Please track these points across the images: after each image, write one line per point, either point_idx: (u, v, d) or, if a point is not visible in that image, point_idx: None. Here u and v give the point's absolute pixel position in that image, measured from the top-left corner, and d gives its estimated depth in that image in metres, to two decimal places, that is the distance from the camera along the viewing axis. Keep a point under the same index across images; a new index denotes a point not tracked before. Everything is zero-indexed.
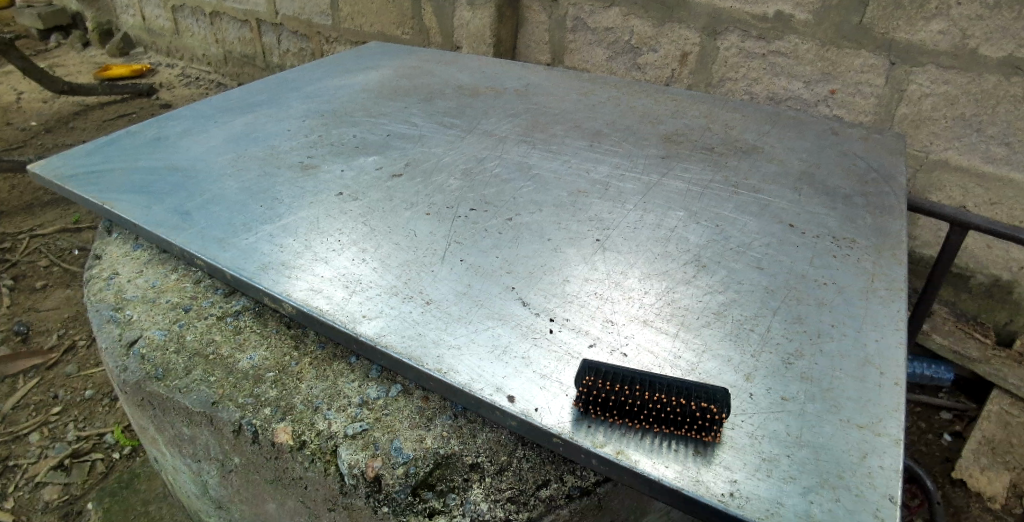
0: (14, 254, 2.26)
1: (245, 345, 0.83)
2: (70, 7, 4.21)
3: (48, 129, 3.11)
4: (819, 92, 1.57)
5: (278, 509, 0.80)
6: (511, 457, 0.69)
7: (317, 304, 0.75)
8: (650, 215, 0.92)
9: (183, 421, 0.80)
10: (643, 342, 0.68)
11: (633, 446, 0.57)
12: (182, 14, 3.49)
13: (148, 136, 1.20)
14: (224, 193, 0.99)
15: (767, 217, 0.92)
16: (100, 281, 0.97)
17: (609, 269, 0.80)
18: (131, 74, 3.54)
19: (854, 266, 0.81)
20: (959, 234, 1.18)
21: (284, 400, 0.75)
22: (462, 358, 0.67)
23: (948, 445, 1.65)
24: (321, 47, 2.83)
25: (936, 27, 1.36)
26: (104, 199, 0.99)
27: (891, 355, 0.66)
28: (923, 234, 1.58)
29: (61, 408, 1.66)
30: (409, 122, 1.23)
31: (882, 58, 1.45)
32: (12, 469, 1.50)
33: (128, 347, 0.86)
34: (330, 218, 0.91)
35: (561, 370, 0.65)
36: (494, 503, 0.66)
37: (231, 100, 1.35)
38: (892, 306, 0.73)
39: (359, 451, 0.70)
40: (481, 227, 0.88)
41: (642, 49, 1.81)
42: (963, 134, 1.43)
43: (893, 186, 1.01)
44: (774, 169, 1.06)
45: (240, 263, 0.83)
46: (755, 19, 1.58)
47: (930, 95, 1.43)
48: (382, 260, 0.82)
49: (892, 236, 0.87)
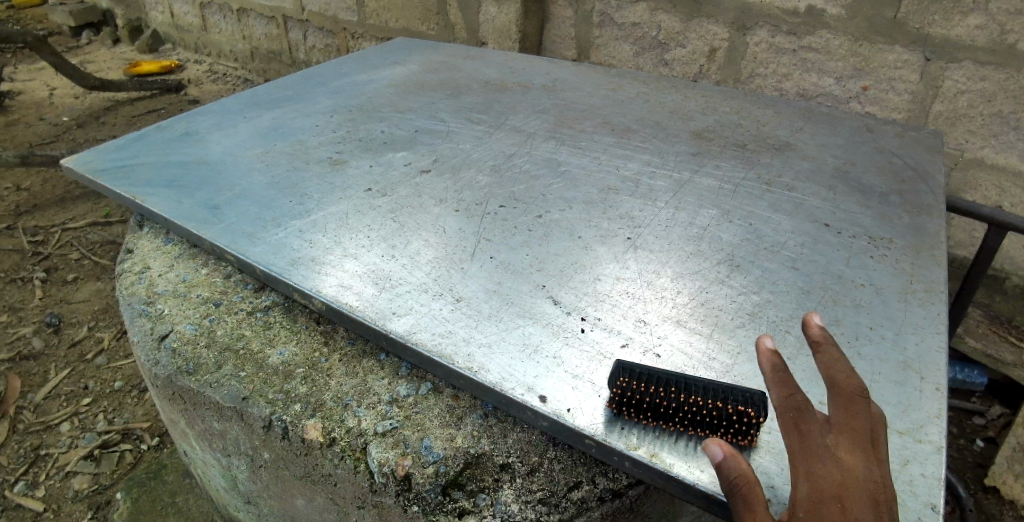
0: (46, 246, 2.32)
1: (275, 340, 0.83)
2: (100, 5, 4.30)
3: (79, 124, 3.18)
4: (850, 88, 1.54)
5: (307, 505, 0.80)
6: (543, 458, 0.68)
7: (346, 300, 0.75)
8: (682, 213, 0.90)
9: (214, 415, 0.80)
10: (677, 343, 0.66)
11: (668, 449, 0.56)
12: (209, 10, 3.54)
13: (177, 131, 1.21)
14: (252, 187, 1.00)
15: (801, 215, 0.90)
16: (131, 275, 0.98)
17: (640, 268, 0.78)
18: (161, 70, 3.62)
19: (891, 267, 0.78)
20: (996, 236, 1.14)
21: (314, 396, 0.76)
22: (492, 356, 0.66)
23: (981, 451, 1.61)
24: (347, 42, 2.85)
25: (973, 22, 1.31)
26: (134, 193, 1.00)
27: (932, 359, 0.64)
28: (957, 234, 1.54)
29: (91, 399, 1.70)
30: (437, 117, 1.23)
31: (917, 54, 1.41)
32: (43, 458, 1.54)
33: (159, 341, 0.86)
34: (359, 214, 0.91)
35: (594, 371, 0.64)
36: (525, 504, 0.65)
37: (258, 95, 1.36)
38: (931, 308, 0.71)
39: (389, 449, 0.69)
40: (511, 224, 0.87)
41: (670, 44, 1.78)
42: (1000, 131, 1.37)
43: (930, 184, 0.98)
44: (807, 166, 1.03)
45: (271, 258, 0.83)
46: (786, 14, 1.55)
47: (966, 92, 1.38)
48: (412, 257, 0.81)
49: (930, 236, 0.85)
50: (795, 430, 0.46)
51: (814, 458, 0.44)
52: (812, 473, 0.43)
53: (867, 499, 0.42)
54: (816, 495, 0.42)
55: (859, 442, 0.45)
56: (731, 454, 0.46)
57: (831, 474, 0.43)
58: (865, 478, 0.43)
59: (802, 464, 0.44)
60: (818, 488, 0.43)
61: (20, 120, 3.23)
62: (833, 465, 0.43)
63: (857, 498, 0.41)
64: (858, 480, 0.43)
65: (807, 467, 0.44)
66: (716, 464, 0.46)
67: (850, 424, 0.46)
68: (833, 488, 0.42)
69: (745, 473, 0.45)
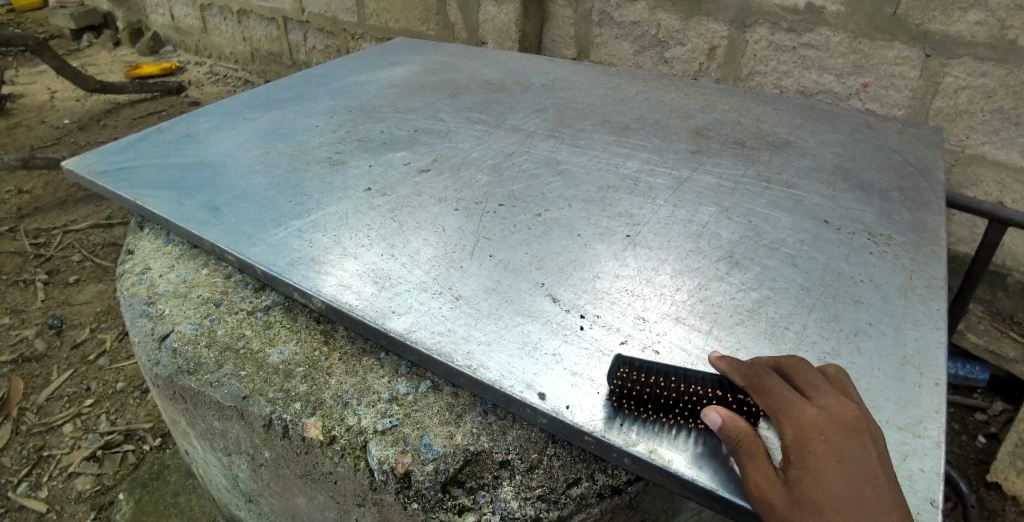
0: (48, 248, 2.32)
1: (275, 339, 0.84)
2: (101, 8, 4.32)
3: (80, 126, 3.19)
4: (850, 85, 1.53)
5: (308, 504, 0.81)
6: (542, 455, 0.68)
7: (346, 299, 0.75)
8: (681, 211, 0.90)
9: (215, 414, 0.81)
10: (676, 340, 0.67)
11: (666, 445, 0.56)
12: (209, 12, 3.54)
13: (178, 132, 1.22)
14: (253, 188, 1.00)
15: (800, 212, 0.90)
16: (132, 276, 0.98)
17: (639, 265, 0.79)
18: (161, 72, 3.63)
19: (891, 263, 0.78)
20: (997, 232, 1.13)
21: (314, 395, 0.76)
22: (492, 354, 0.66)
23: (983, 448, 1.61)
24: (347, 43, 2.85)
25: (973, 18, 1.31)
26: (136, 194, 1.01)
27: (932, 355, 0.64)
28: (959, 231, 1.53)
29: (93, 400, 1.71)
30: (437, 117, 1.23)
31: (917, 50, 1.40)
32: (46, 459, 1.54)
33: (160, 341, 0.87)
34: (358, 214, 0.91)
35: (594, 367, 0.64)
36: (524, 501, 0.65)
37: (259, 96, 1.36)
38: (931, 304, 0.71)
39: (389, 446, 0.69)
40: (510, 222, 0.88)
41: (670, 42, 1.78)
42: (1001, 128, 1.37)
43: (930, 181, 0.98)
44: (808, 163, 1.03)
45: (271, 258, 0.83)
46: (785, 11, 1.55)
47: (967, 88, 1.38)
48: (411, 256, 0.82)
49: (930, 232, 0.85)
50: (764, 396, 0.52)
51: (789, 407, 0.50)
52: (792, 421, 0.49)
53: (843, 431, 0.48)
54: (801, 440, 0.48)
55: (817, 387, 0.52)
56: (728, 414, 0.51)
57: (807, 418, 0.49)
58: (836, 412, 0.49)
59: (781, 414, 0.50)
60: (800, 431, 0.49)
61: (21, 123, 3.24)
62: (808, 409, 0.49)
63: (834, 427, 0.48)
64: (831, 416, 0.49)
65: (786, 417, 0.50)
66: (717, 429, 0.51)
67: (803, 378, 0.53)
68: (813, 430, 0.48)
69: (745, 426, 0.50)
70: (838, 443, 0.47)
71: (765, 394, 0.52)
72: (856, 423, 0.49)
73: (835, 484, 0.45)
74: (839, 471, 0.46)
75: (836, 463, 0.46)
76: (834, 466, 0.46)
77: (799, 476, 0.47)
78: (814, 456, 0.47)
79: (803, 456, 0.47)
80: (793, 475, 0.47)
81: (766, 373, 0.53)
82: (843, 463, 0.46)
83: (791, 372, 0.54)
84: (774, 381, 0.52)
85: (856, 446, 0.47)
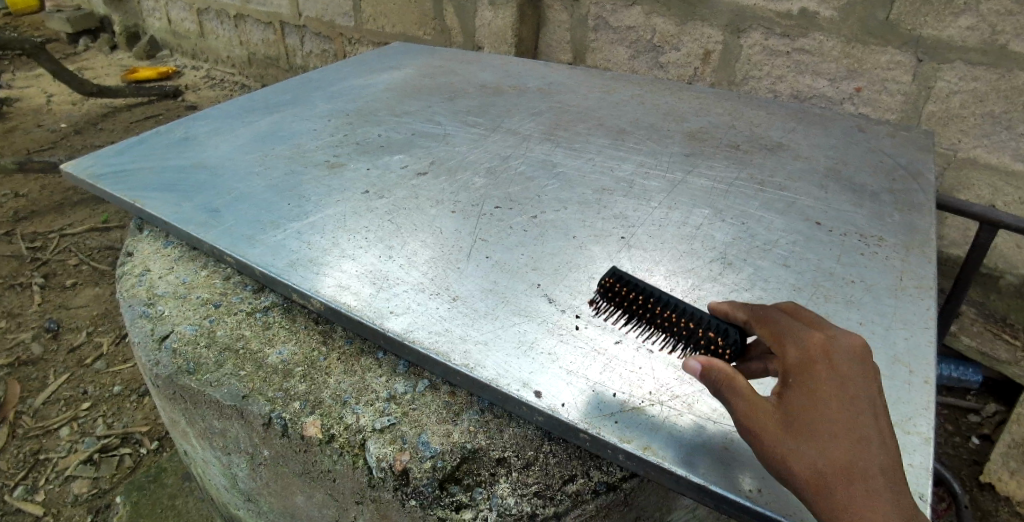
0: (44, 252, 2.32)
1: (274, 339, 0.85)
2: (98, 12, 4.32)
3: (77, 130, 3.19)
4: (844, 90, 1.55)
5: (306, 502, 0.81)
6: (538, 452, 0.69)
7: (345, 300, 0.76)
8: (675, 213, 0.91)
9: (215, 414, 0.81)
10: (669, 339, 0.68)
11: (659, 442, 0.57)
12: (206, 17, 3.55)
13: (177, 135, 1.23)
14: (252, 190, 1.01)
15: (793, 214, 0.91)
16: (132, 277, 0.99)
17: (633, 266, 0.80)
18: (158, 76, 3.63)
19: (882, 264, 0.80)
20: (988, 234, 1.15)
21: (313, 393, 0.77)
22: (488, 354, 0.67)
23: (977, 449, 1.63)
24: (344, 47, 2.86)
25: (965, 23, 1.33)
26: (135, 196, 1.01)
27: (921, 354, 0.65)
28: (951, 233, 1.55)
29: (90, 404, 1.71)
30: (434, 120, 1.24)
31: (909, 55, 1.42)
32: (43, 462, 1.54)
33: (160, 342, 0.87)
34: (356, 216, 0.92)
35: (588, 367, 0.65)
36: (520, 498, 0.66)
37: (257, 100, 1.37)
38: (921, 303, 0.72)
39: (387, 444, 0.70)
40: (506, 224, 0.89)
41: (665, 47, 1.80)
42: (992, 131, 1.38)
43: (921, 183, 0.99)
44: (801, 166, 1.05)
45: (269, 259, 0.84)
46: (779, 16, 1.57)
47: (958, 93, 1.40)
48: (409, 258, 0.83)
49: (921, 233, 0.86)
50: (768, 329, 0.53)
51: (797, 334, 0.51)
52: (798, 344, 0.50)
53: (850, 359, 0.49)
54: (805, 365, 0.49)
55: (823, 321, 0.53)
56: (707, 360, 0.50)
57: (815, 345, 0.50)
58: (843, 344, 0.50)
59: (787, 340, 0.51)
60: (806, 353, 0.49)
61: (18, 126, 3.24)
62: (817, 334, 0.50)
63: (841, 357, 0.49)
64: (837, 344, 0.50)
65: (791, 342, 0.50)
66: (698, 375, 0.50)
67: (807, 315, 0.54)
68: (820, 357, 0.49)
69: (724, 366, 0.49)
70: (843, 367, 0.48)
71: (769, 325, 0.53)
72: (863, 356, 0.49)
73: (835, 410, 0.46)
74: (841, 398, 0.47)
75: (840, 391, 0.47)
76: (836, 391, 0.47)
77: (795, 400, 0.47)
78: (815, 381, 0.48)
79: (804, 378, 0.48)
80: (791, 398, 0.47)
81: (770, 310, 0.54)
82: (847, 390, 0.47)
83: (793, 311, 0.55)
84: (778, 315, 0.53)
85: (860, 377, 0.48)
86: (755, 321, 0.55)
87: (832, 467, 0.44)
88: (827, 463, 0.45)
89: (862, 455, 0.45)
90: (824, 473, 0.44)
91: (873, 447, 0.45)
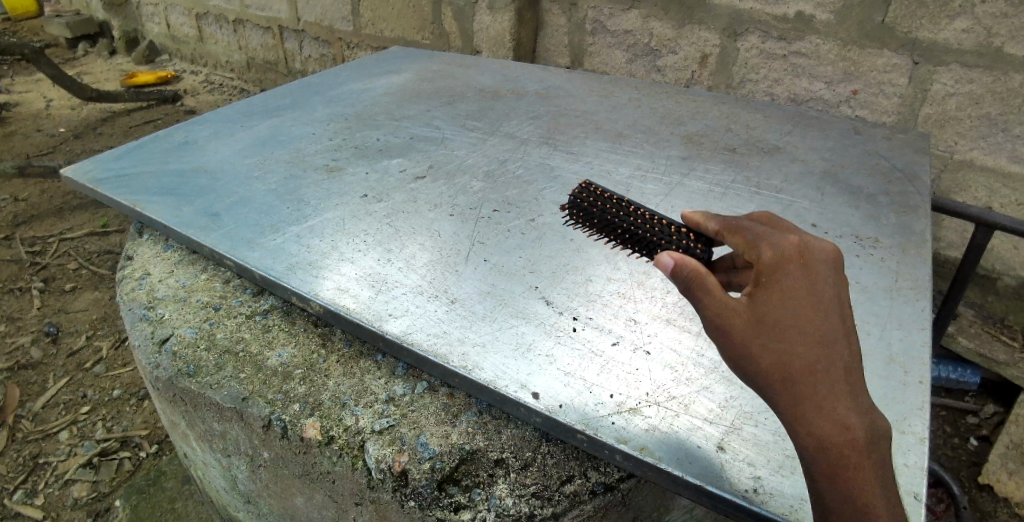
0: (44, 256, 2.33)
1: (274, 342, 0.85)
2: (97, 17, 4.33)
3: (76, 135, 3.19)
4: (840, 93, 1.56)
5: (306, 504, 0.82)
6: (536, 453, 0.70)
7: (344, 303, 0.77)
8: (672, 216, 0.92)
9: (215, 416, 0.81)
10: (666, 341, 0.69)
11: (656, 443, 0.57)
12: (205, 21, 3.56)
13: (177, 139, 1.23)
14: (252, 194, 1.02)
15: (789, 216, 0.92)
16: (132, 281, 0.99)
17: (631, 269, 0.80)
18: (157, 81, 3.64)
19: (877, 266, 0.80)
20: (984, 235, 1.16)
21: (313, 396, 0.77)
22: (486, 356, 0.68)
23: (975, 450, 1.63)
24: (343, 52, 2.87)
25: (960, 26, 1.34)
26: (135, 200, 1.02)
27: (916, 355, 0.66)
28: (948, 235, 1.56)
29: (90, 408, 1.71)
30: (432, 124, 1.25)
31: (905, 57, 1.43)
32: (42, 466, 1.54)
33: (160, 345, 0.88)
34: (356, 219, 0.93)
35: (585, 368, 0.65)
36: (518, 498, 0.66)
37: (256, 105, 1.38)
38: (916, 305, 0.73)
39: (386, 446, 0.71)
40: (504, 227, 0.89)
41: (662, 51, 1.81)
42: (989, 133, 1.39)
43: (917, 184, 1.00)
44: (797, 168, 1.06)
45: (269, 263, 0.85)
46: (776, 20, 1.58)
47: (954, 95, 1.41)
48: (408, 261, 0.83)
49: (916, 235, 0.87)
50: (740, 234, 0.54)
51: (772, 238, 0.52)
52: (773, 247, 0.51)
53: (823, 262, 0.50)
54: (778, 268, 0.49)
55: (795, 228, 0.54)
56: (679, 257, 0.50)
57: (789, 250, 0.50)
58: (816, 248, 0.51)
59: (761, 243, 0.52)
60: (780, 255, 0.50)
61: (17, 131, 3.25)
62: (790, 238, 0.51)
63: (814, 261, 0.50)
64: (810, 247, 0.51)
65: (765, 244, 0.51)
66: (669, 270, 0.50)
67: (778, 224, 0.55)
68: (794, 260, 0.50)
69: (698, 269, 0.49)
70: (816, 270, 0.49)
71: (741, 233, 0.54)
72: (831, 257, 0.50)
73: (805, 312, 0.48)
74: (810, 300, 0.48)
75: (810, 292, 0.48)
76: (807, 292, 0.48)
77: (768, 299, 0.48)
78: (788, 281, 0.49)
79: (777, 278, 0.49)
80: (763, 303, 0.48)
81: (741, 220, 0.56)
82: (816, 293, 0.48)
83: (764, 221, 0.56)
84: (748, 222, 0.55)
85: (830, 280, 0.49)
86: (726, 229, 0.56)
87: (797, 367, 0.47)
88: (792, 362, 0.47)
89: (826, 353, 0.47)
90: (789, 372, 0.47)
91: (836, 350, 0.47)
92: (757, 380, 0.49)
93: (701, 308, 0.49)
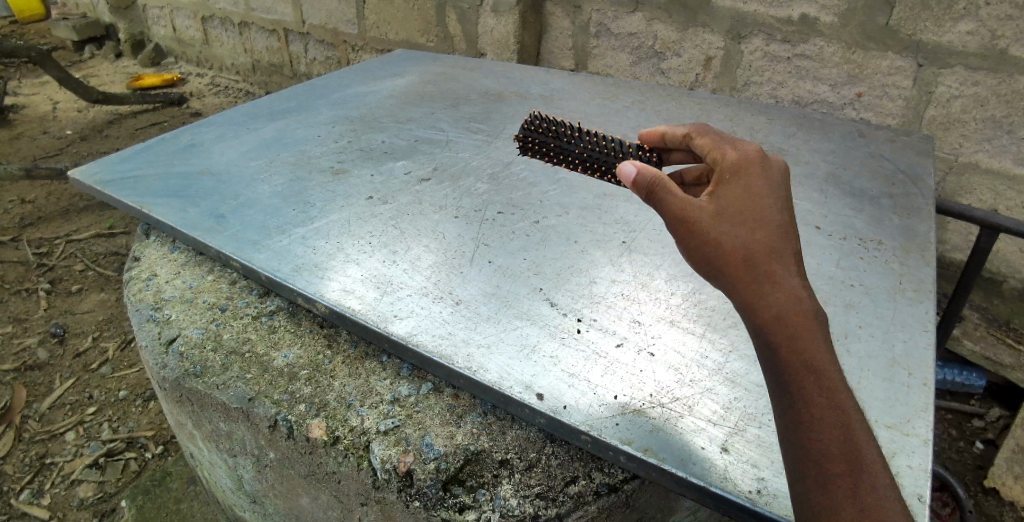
0: (51, 258, 2.34)
1: (280, 343, 0.86)
2: (104, 20, 4.36)
3: (83, 137, 3.22)
4: (845, 95, 1.56)
5: (311, 504, 0.82)
6: (541, 454, 0.70)
7: (350, 304, 0.77)
8: None
9: (221, 416, 0.82)
10: (670, 342, 0.69)
11: (661, 444, 0.58)
12: (211, 24, 3.58)
13: (183, 141, 1.24)
14: (258, 196, 1.02)
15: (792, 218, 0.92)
16: (139, 282, 1.00)
17: (634, 270, 0.81)
18: (163, 83, 3.67)
19: (880, 268, 0.80)
20: (988, 238, 1.15)
21: (318, 396, 0.77)
22: (491, 357, 0.68)
23: (980, 454, 1.62)
24: (348, 54, 2.88)
25: (964, 28, 1.34)
26: (142, 202, 1.03)
27: (920, 356, 0.66)
28: (953, 237, 1.55)
29: (96, 409, 1.72)
30: (436, 127, 1.26)
31: (910, 60, 1.43)
32: (49, 466, 1.55)
33: (167, 346, 0.89)
34: (361, 221, 0.93)
35: (589, 370, 0.66)
36: (523, 499, 0.66)
37: (262, 107, 1.39)
38: (920, 306, 0.73)
39: (391, 446, 0.71)
40: (508, 229, 0.90)
41: (666, 54, 1.82)
42: (994, 136, 1.39)
43: (920, 187, 1.00)
44: (801, 170, 1.06)
45: (275, 264, 0.85)
46: (780, 22, 1.58)
47: (959, 97, 1.40)
48: (413, 262, 0.84)
49: (919, 237, 0.87)
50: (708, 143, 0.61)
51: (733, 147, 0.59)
52: (733, 153, 0.58)
53: (774, 169, 0.57)
54: (738, 168, 0.56)
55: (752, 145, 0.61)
56: (642, 165, 0.53)
57: (747, 156, 0.57)
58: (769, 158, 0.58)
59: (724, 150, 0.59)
60: (740, 159, 0.57)
61: (25, 133, 3.27)
62: (749, 147, 0.58)
63: (768, 167, 0.57)
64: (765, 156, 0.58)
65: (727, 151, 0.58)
66: (631, 179, 0.54)
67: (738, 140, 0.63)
68: (751, 163, 0.56)
69: (659, 173, 0.53)
70: (769, 174, 0.56)
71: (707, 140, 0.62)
72: (781, 167, 0.58)
73: (760, 204, 0.53)
74: (766, 195, 0.54)
75: (765, 188, 0.54)
76: (763, 188, 0.54)
77: (728, 192, 0.54)
78: (747, 180, 0.55)
79: (737, 176, 0.55)
80: (723, 196, 0.54)
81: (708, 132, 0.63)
82: (771, 190, 0.54)
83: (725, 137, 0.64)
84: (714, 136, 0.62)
85: (781, 184, 0.56)
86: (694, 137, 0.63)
87: (757, 247, 0.51)
88: (752, 245, 0.51)
89: (780, 238, 0.52)
90: (750, 251, 0.51)
91: (787, 237, 0.52)
92: (719, 265, 0.52)
93: (663, 203, 0.53)
